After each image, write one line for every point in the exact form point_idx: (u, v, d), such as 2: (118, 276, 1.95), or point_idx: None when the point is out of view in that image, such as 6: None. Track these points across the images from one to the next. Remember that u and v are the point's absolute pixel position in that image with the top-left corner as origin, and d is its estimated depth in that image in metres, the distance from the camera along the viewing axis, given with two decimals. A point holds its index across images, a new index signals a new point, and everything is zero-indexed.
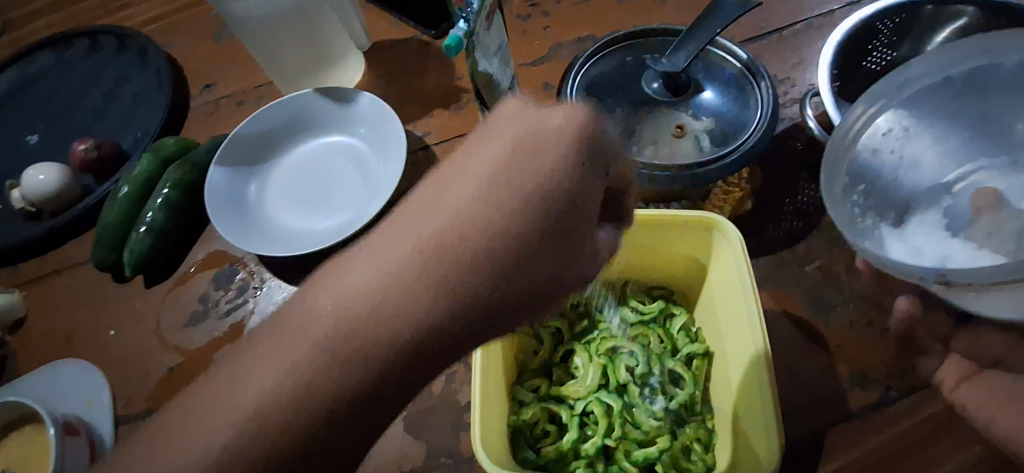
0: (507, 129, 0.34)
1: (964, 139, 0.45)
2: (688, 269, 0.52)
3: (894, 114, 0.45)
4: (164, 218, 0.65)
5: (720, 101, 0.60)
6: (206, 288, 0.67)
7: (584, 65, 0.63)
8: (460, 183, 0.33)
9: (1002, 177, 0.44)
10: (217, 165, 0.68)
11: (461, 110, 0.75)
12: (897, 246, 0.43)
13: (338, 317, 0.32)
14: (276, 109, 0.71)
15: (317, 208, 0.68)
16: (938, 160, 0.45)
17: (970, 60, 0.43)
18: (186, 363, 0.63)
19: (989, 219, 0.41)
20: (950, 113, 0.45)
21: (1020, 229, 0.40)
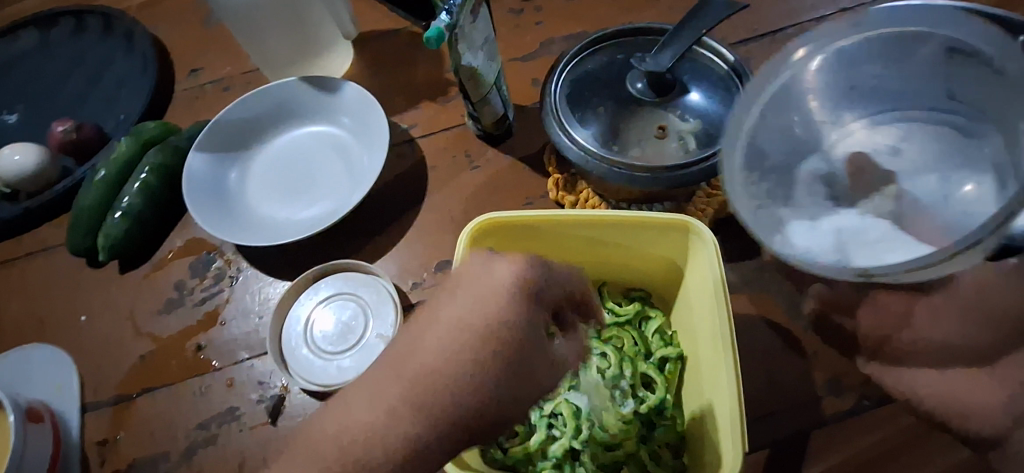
0: (469, 286, 0.37)
1: (886, 88, 0.42)
2: (667, 271, 0.52)
3: (795, 79, 0.42)
4: (141, 204, 0.64)
5: (707, 102, 0.59)
6: (182, 276, 0.66)
7: (568, 62, 0.62)
8: (436, 329, 0.36)
9: (906, 132, 0.40)
10: (197, 151, 0.67)
11: (449, 103, 0.74)
12: (798, 236, 0.38)
13: (341, 444, 0.34)
14: (259, 97, 0.70)
15: (298, 198, 0.67)
16: (822, 114, 0.42)
17: (862, 17, 0.40)
18: (157, 351, 0.62)
19: (886, 183, 0.38)
20: (845, 75, 0.42)
21: (910, 188, 0.38)
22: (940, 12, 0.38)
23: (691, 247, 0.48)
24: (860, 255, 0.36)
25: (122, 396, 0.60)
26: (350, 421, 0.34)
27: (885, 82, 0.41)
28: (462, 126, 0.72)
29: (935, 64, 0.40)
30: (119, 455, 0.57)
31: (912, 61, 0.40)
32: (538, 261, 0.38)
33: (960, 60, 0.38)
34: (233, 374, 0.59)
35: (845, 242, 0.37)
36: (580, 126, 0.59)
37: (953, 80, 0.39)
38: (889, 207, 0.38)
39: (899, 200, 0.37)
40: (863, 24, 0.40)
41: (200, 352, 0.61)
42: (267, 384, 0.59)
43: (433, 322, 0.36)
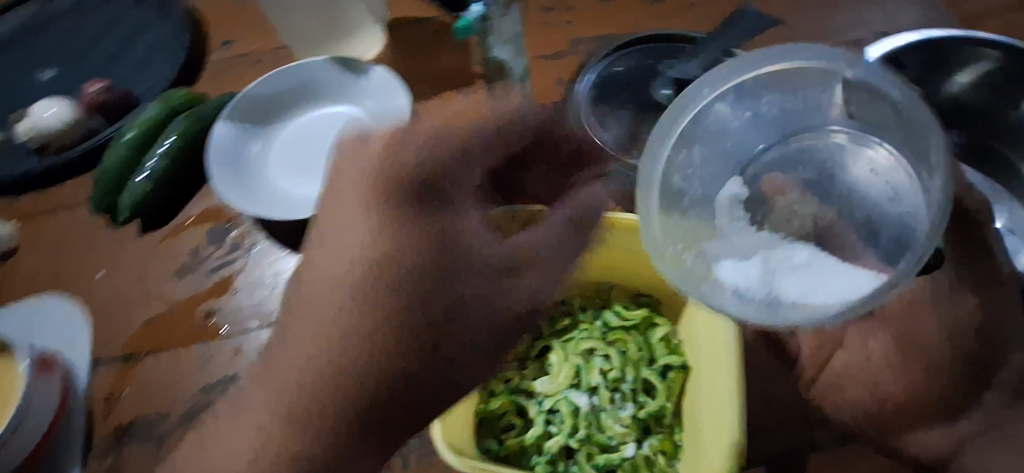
0: (359, 212, 0.44)
1: (749, 121, 0.46)
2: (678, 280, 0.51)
3: (687, 140, 0.44)
4: (164, 169, 0.65)
5: None
6: (198, 242, 0.67)
7: (594, 67, 0.63)
8: (351, 255, 0.43)
9: (805, 152, 0.45)
10: (223, 121, 0.68)
11: (473, 95, 0.75)
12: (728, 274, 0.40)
13: (300, 379, 0.43)
14: (289, 74, 0.71)
15: (316, 176, 0.68)
16: (704, 162, 0.46)
17: (741, 71, 0.42)
18: (166, 314, 0.63)
19: (784, 204, 0.43)
20: (716, 128, 0.45)
21: (808, 209, 0.43)
22: (816, 49, 0.39)
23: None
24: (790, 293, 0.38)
25: (129, 354, 0.61)
26: (308, 373, 0.42)
27: (766, 116, 0.46)
28: None
29: (763, 119, 0.46)
30: (120, 411, 0.58)
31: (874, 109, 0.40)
32: (444, 182, 0.44)
33: (860, 91, 0.40)
34: (240, 343, 0.60)
35: (772, 269, 0.39)
36: (603, 128, 0.59)
37: (848, 108, 0.42)
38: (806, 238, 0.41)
39: (813, 218, 0.42)
40: (753, 62, 0.41)
41: (210, 319, 0.62)
42: None
43: (335, 263, 0.43)
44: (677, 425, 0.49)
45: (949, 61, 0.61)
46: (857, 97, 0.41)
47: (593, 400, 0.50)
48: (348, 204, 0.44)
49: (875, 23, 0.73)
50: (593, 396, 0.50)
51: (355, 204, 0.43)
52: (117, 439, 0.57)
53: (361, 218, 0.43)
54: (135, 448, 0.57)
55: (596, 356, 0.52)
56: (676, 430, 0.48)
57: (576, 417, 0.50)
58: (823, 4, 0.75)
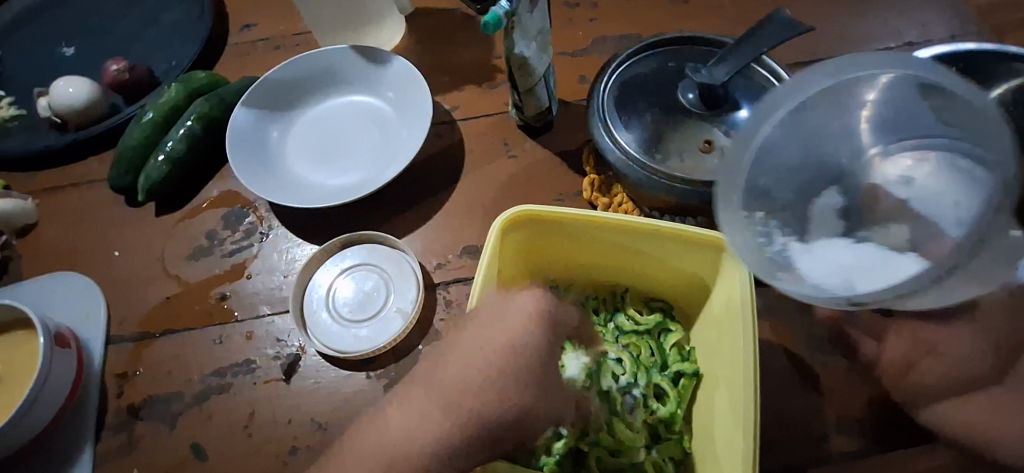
0: (492, 320, 0.42)
1: (897, 117, 0.41)
2: (692, 288, 0.52)
3: (906, 162, 0.40)
4: (184, 149, 0.66)
5: None
6: (214, 226, 0.67)
7: (621, 63, 0.61)
8: (458, 360, 0.41)
9: (953, 161, 0.38)
10: (243, 105, 0.68)
11: (493, 89, 0.75)
12: (807, 264, 0.40)
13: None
14: (310, 59, 0.71)
15: (334, 164, 0.68)
16: (877, 158, 0.42)
17: (815, 84, 0.40)
18: (181, 295, 0.63)
19: (891, 210, 0.40)
20: (931, 141, 0.40)
21: (902, 202, 0.40)
22: (902, 82, 0.39)
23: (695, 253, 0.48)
24: (864, 283, 0.38)
25: (144, 333, 0.61)
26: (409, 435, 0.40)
27: (907, 109, 0.40)
28: (503, 114, 0.72)
29: (863, 111, 0.42)
30: (134, 388, 0.58)
31: (908, 103, 0.40)
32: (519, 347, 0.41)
33: (935, 98, 0.38)
34: (252, 328, 0.60)
35: (851, 274, 0.39)
36: (625, 127, 0.58)
37: (947, 116, 0.39)
38: (907, 236, 0.39)
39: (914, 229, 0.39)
40: (836, 73, 0.40)
41: (223, 301, 0.62)
42: (284, 342, 0.59)
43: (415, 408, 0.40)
44: (686, 433, 0.49)
45: (992, 71, 0.58)
46: (953, 114, 0.38)
47: (607, 404, 0.48)
48: (478, 335, 0.42)
49: (906, 32, 0.73)
50: (606, 400, 0.48)
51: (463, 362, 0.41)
52: (128, 418, 0.56)
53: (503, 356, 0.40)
54: (146, 427, 0.55)
55: (607, 357, 0.50)
56: (685, 436, 0.49)
57: (588, 420, 0.47)
58: (851, 11, 0.74)
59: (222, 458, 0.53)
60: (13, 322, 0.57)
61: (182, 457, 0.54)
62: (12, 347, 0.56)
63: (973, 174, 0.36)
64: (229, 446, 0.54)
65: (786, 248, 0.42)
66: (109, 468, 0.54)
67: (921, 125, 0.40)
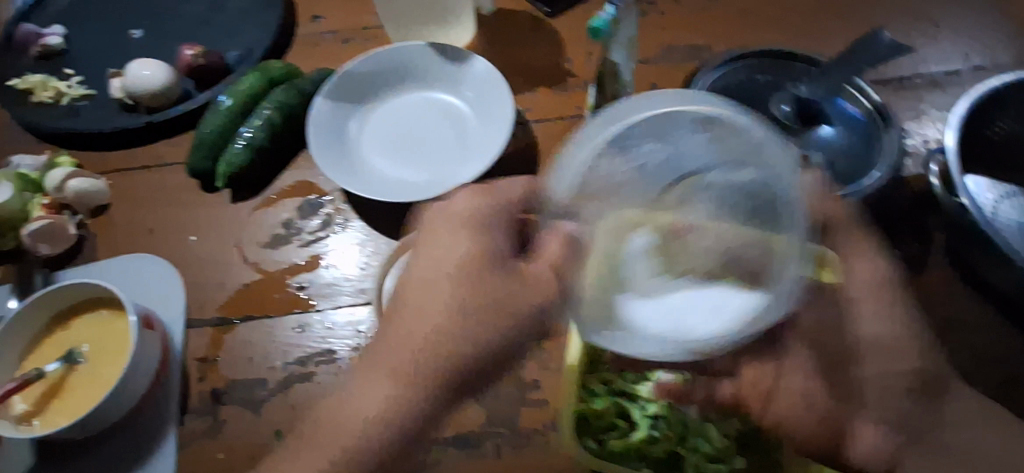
0: (448, 233, 0.48)
1: (659, 160, 0.44)
2: None
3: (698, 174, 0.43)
4: (264, 137, 0.67)
5: (847, 138, 0.56)
6: (290, 215, 0.67)
7: (712, 71, 0.61)
8: (436, 286, 0.47)
9: (720, 177, 0.43)
10: (324, 96, 0.69)
11: (565, 93, 0.76)
12: (644, 314, 0.41)
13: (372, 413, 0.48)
14: (388, 54, 0.71)
15: (410, 158, 0.68)
16: (631, 177, 0.44)
17: (629, 132, 0.44)
18: (260, 282, 0.63)
19: (690, 238, 0.42)
20: (654, 140, 0.44)
21: (712, 238, 0.42)
22: (673, 123, 0.44)
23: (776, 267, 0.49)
24: (690, 321, 0.41)
25: (224, 318, 0.61)
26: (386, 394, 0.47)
27: (658, 152, 0.44)
28: (574, 118, 0.73)
29: (620, 142, 0.44)
30: (216, 373, 0.58)
31: (671, 124, 0.44)
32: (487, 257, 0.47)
33: (727, 130, 0.43)
34: (332, 318, 0.61)
35: (678, 317, 0.41)
36: None
37: (745, 143, 0.43)
38: (722, 258, 0.42)
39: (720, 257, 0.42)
40: (627, 117, 0.44)
41: (300, 290, 0.62)
42: (364, 334, 0.60)
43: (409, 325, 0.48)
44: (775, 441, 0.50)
45: None
46: (770, 145, 0.42)
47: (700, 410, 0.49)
48: (439, 252, 0.48)
49: (970, 57, 0.75)
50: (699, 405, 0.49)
51: (437, 275, 0.47)
52: (213, 402, 0.57)
53: (474, 267, 0.46)
54: (231, 412, 0.56)
55: None
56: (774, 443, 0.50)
57: (684, 425, 0.48)
58: (916, 35, 0.77)
59: None
60: (101, 301, 0.57)
61: (267, 444, 0.55)
62: (101, 326, 0.57)
63: (779, 203, 0.42)
64: None
65: (647, 304, 0.42)
66: (195, 451, 0.55)
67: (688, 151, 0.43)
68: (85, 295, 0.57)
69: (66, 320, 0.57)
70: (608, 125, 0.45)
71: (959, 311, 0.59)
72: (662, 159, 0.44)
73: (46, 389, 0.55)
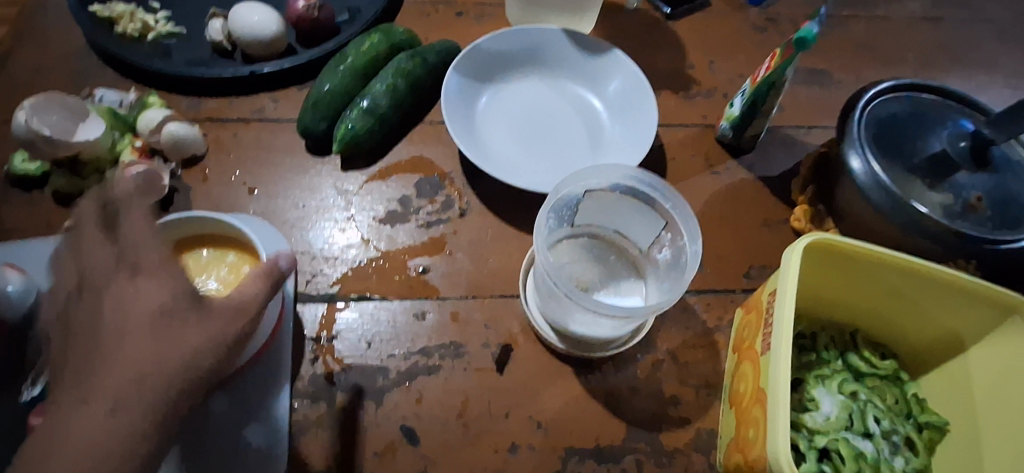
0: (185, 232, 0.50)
1: (555, 216, 0.56)
2: (939, 336, 0.52)
3: (607, 232, 0.58)
4: (387, 105, 0.62)
5: (1009, 183, 0.55)
6: (407, 192, 0.63)
7: (880, 91, 0.59)
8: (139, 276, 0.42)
9: (600, 227, 0.59)
10: (455, 71, 0.64)
11: (690, 100, 0.72)
12: (588, 330, 0.53)
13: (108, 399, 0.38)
14: (520, 35, 0.68)
15: (540, 145, 0.64)
16: (562, 234, 0.57)
17: (554, 202, 0.55)
18: (383, 260, 0.59)
19: (570, 266, 0.56)
20: (578, 208, 0.57)
21: (576, 262, 0.56)
22: (567, 185, 0.55)
23: (924, 308, 0.51)
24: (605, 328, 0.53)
25: (336, 294, 0.57)
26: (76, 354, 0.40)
27: (561, 211, 0.57)
28: (701, 128, 0.70)
29: (556, 209, 0.56)
30: (330, 355, 0.53)
31: (565, 189, 0.55)
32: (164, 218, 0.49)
33: (605, 198, 0.57)
34: (456, 307, 0.57)
35: (607, 325, 0.53)
36: (879, 159, 0.56)
37: (606, 196, 0.57)
38: (586, 277, 0.56)
39: (580, 274, 0.56)
40: (561, 190, 0.55)
41: (419, 272, 0.58)
42: (492, 331, 0.56)
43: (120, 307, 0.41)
44: None
45: None
46: (625, 197, 0.57)
47: (870, 445, 0.49)
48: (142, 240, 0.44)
49: None
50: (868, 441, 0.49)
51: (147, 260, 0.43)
52: (327, 386, 0.52)
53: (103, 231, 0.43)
54: (346, 400, 0.52)
55: (860, 399, 0.51)
56: None
57: (856, 460, 0.48)
58: None
59: (438, 444, 0.50)
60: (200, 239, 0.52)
61: (391, 439, 0.50)
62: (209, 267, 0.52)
63: (608, 237, 0.58)
64: (441, 432, 0.51)
65: (594, 322, 0.53)
66: (308, 442, 0.50)
67: (578, 206, 0.57)
68: (188, 231, 0.52)
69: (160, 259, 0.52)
70: (555, 199, 0.55)
71: None
72: (563, 225, 0.57)
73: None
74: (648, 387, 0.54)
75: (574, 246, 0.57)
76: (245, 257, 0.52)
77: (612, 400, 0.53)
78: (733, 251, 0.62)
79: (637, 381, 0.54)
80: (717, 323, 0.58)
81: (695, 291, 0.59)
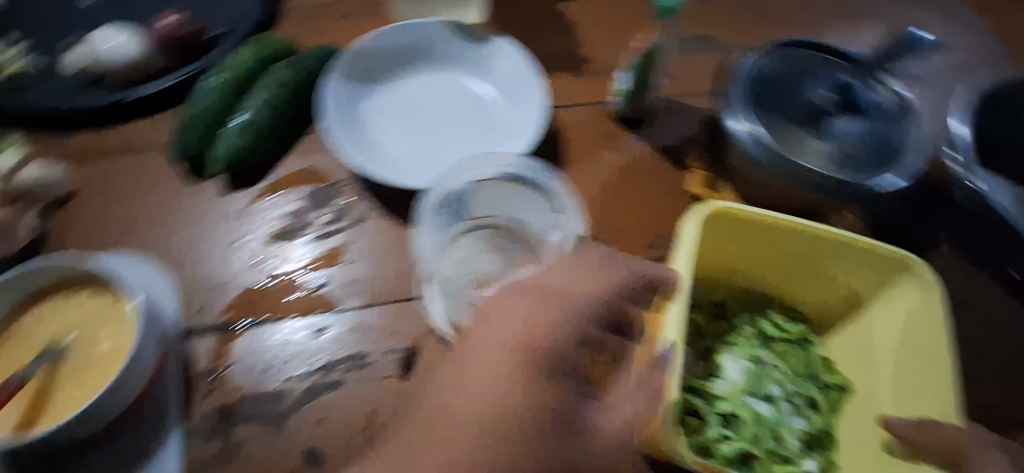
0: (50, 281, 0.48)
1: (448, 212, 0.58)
2: (839, 297, 0.57)
3: (506, 221, 0.59)
4: (266, 117, 0.60)
5: (879, 127, 0.59)
6: (299, 206, 0.61)
7: (757, 54, 0.61)
8: None
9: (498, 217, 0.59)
10: (337, 74, 0.62)
11: (587, 80, 0.72)
12: None
13: None
14: (404, 32, 0.66)
15: (430, 139, 0.62)
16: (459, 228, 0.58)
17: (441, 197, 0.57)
18: (277, 279, 0.57)
19: (468, 259, 0.56)
20: (472, 201, 0.59)
21: (475, 255, 0.57)
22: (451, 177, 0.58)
23: (817, 270, 0.55)
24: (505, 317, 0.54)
25: (228, 321, 0.54)
26: None
27: (452, 206, 0.58)
28: (597, 105, 0.70)
29: (445, 203, 0.58)
30: (224, 386, 0.51)
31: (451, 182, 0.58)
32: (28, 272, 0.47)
33: (494, 187, 0.59)
34: (355, 318, 0.55)
35: None
36: (759, 117, 0.59)
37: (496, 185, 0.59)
38: (486, 268, 0.56)
39: (479, 266, 0.56)
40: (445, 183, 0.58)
41: (317, 285, 0.57)
42: (394, 338, 0.54)
43: None
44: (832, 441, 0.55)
45: None
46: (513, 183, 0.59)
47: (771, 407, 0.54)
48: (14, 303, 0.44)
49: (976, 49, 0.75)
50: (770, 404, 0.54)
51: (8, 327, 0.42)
52: (222, 420, 0.50)
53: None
54: (246, 430, 0.50)
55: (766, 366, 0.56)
56: (830, 443, 0.54)
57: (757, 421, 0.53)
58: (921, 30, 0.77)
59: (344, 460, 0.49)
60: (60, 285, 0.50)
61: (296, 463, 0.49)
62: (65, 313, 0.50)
63: (507, 225, 0.59)
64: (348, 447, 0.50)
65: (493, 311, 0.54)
66: None
67: (469, 198, 0.58)
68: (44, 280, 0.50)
69: (10, 327, 0.49)
70: (443, 193, 0.58)
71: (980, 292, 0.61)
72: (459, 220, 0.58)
73: (27, 399, 0.47)
74: None
75: (474, 239, 0.58)
76: (95, 289, 0.50)
77: None
78: (635, 225, 0.63)
79: None
80: None
81: None
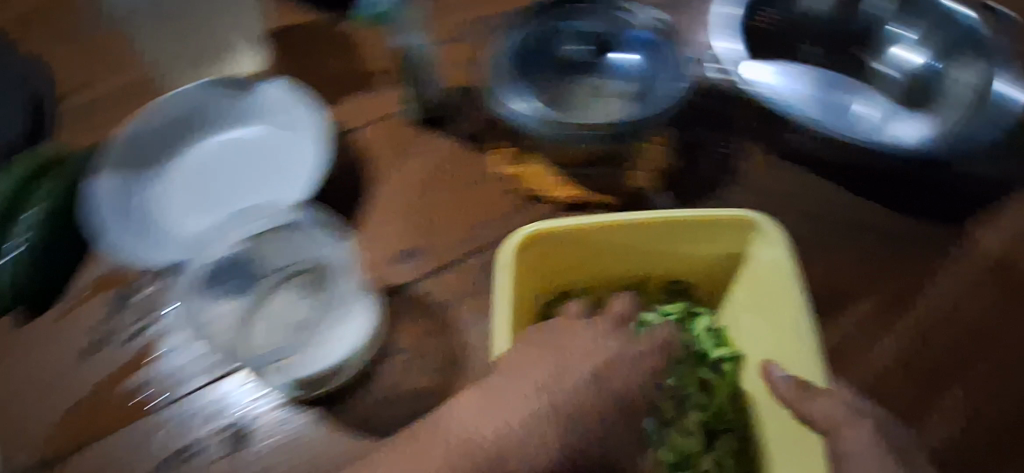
0: None
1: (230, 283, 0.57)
2: (703, 264, 0.58)
3: (293, 268, 0.58)
4: (35, 239, 0.56)
5: (632, 67, 0.61)
6: (98, 317, 0.57)
7: (509, 28, 0.63)
8: None
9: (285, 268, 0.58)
10: (103, 171, 0.59)
11: (379, 92, 0.70)
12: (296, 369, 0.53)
13: None
14: (167, 104, 0.63)
15: (219, 207, 0.59)
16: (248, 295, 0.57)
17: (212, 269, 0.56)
18: (93, 397, 0.54)
19: (264, 320, 0.56)
20: (251, 263, 0.58)
21: (270, 313, 0.56)
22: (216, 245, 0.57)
23: (669, 248, 0.56)
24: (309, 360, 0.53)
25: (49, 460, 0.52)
26: None
27: (232, 274, 0.57)
28: (391, 114, 0.68)
29: (222, 275, 0.57)
30: None
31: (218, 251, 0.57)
32: None
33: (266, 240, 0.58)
34: (177, 413, 0.53)
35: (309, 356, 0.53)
36: (522, 89, 0.59)
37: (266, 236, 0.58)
38: (284, 321, 0.55)
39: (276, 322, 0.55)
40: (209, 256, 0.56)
41: (140, 390, 0.55)
42: (220, 419, 0.53)
43: None
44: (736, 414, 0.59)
45: None
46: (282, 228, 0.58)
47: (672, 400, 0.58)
48: None
49: None
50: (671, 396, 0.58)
51: None
52: None
53: None
54: None
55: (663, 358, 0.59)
56: (734, 418, 0.58)
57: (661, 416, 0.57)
58: None
59: None
60: None
61: None
62: None
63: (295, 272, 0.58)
64: None
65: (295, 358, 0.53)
66: None
67: (246, 260, 0.57)
68: None
69: None
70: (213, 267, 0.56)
71: (786, 185, 0.64)
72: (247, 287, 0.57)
73: None
74: (399, 394, 0.54)
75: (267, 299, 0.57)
76: None
77: (366, 423, 0.52)
78: (451, 222, 0.63)
79: (387, 393, 0.54)
80: (447, 299, 0.58)
81: (423, 278, 0.59)
